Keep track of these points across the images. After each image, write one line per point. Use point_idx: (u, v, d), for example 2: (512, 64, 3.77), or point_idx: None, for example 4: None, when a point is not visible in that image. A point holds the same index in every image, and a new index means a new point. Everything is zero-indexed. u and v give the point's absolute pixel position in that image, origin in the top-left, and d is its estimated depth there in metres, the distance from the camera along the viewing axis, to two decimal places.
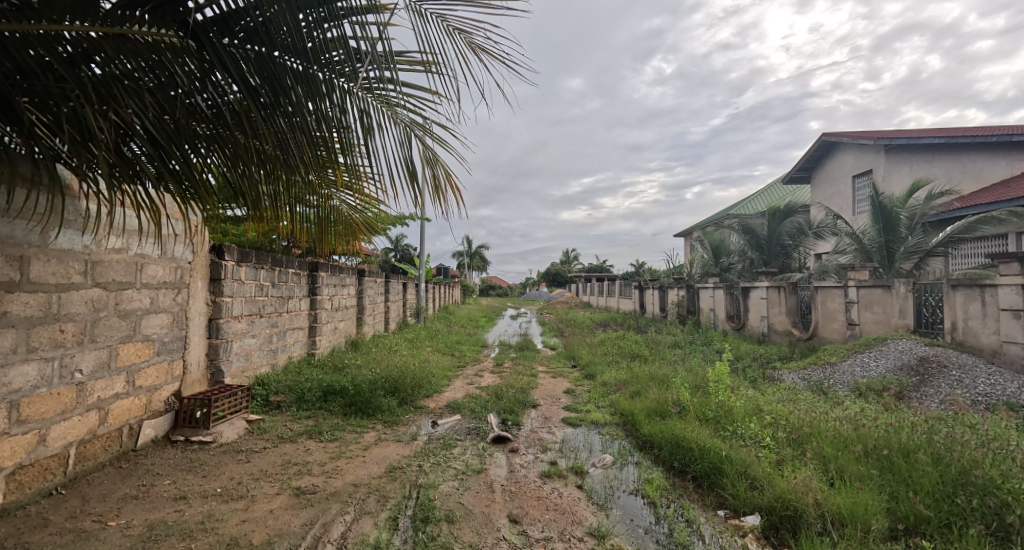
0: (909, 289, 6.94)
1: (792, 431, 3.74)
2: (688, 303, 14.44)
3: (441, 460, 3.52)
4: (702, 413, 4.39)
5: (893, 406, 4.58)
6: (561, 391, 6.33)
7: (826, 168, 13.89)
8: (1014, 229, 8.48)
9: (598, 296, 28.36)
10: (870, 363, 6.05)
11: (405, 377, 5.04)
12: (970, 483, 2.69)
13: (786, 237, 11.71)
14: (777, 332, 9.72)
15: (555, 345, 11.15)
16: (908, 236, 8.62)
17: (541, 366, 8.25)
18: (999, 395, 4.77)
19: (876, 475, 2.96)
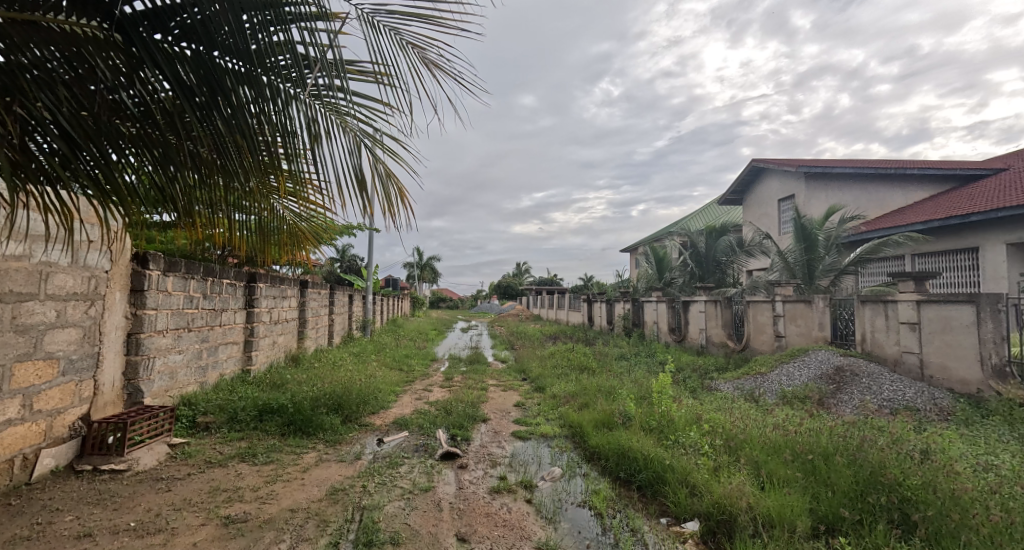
0: (826, 304, 7.51)
1: (727, 440, 3.92)
2: (634, 316, 14.91)
3: (387, 480, 3.42)
4: (649, 424, 4.54)
5: (815, 412, 4.96)
6: (512, 405, 6.35)
7: (756, 191, 14.86)
8: (911, 251, 9.93)
9: (548, 309, 28.77)
10: (794, 373, 6.49)
11: (350, 394, 4.88)
12: (879, 482, 2.92)
13: (721, 254, 12.46)
14: (714, 344, 10.24)
15: (507, 358, 11.16)
16: (825, 255, 9.40)
17: (492, 379, 8.25)
18: (901, 400, 5.25)
19: (801, 479, 3.16)
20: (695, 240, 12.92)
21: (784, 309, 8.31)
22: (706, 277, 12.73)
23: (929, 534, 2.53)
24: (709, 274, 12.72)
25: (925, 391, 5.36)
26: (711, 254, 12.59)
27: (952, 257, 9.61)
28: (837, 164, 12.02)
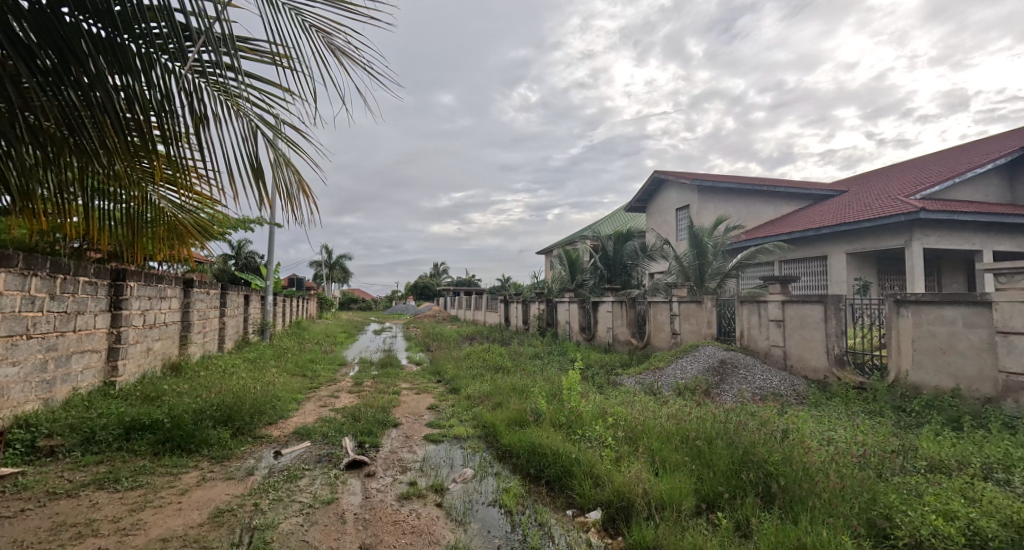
0: (713, 303, 8.25)
1: (627, 430, 4.14)
2: (548, 316, 15.32)
3: (283, 495, 3.15)
4: (558, 420, 4.67)
5: (702, 401, 5.44)
6: (425, 408, 6.21)
7: (657, 200, 15.98)
8: (778, 259, 11.81)
9: (466, 310, 28.68)
10: (687, 366, 7.04)
11: (241, 404, 4.46)
12: (749, 460, 3.27)
13: (627, 259, 13.24)
14: (620, 342, 10.80)
15: (421, 360, 10.90)
16: (713, 260, 10.31)
17: (404, 382, 8.01)
18: (769, 387, 5.95)
19: (689, 462, 3.42)
20: (604, 244, 13.49)
21: (679, 308, 9.05)
22: (614, 279, 13.36)
23: (785, 503, 2.90)
24: (616, 276, 13.36)
25: (785, 379, 6.10)
26: (618, 259, 13.31)
27: (811, 263, 11.43)
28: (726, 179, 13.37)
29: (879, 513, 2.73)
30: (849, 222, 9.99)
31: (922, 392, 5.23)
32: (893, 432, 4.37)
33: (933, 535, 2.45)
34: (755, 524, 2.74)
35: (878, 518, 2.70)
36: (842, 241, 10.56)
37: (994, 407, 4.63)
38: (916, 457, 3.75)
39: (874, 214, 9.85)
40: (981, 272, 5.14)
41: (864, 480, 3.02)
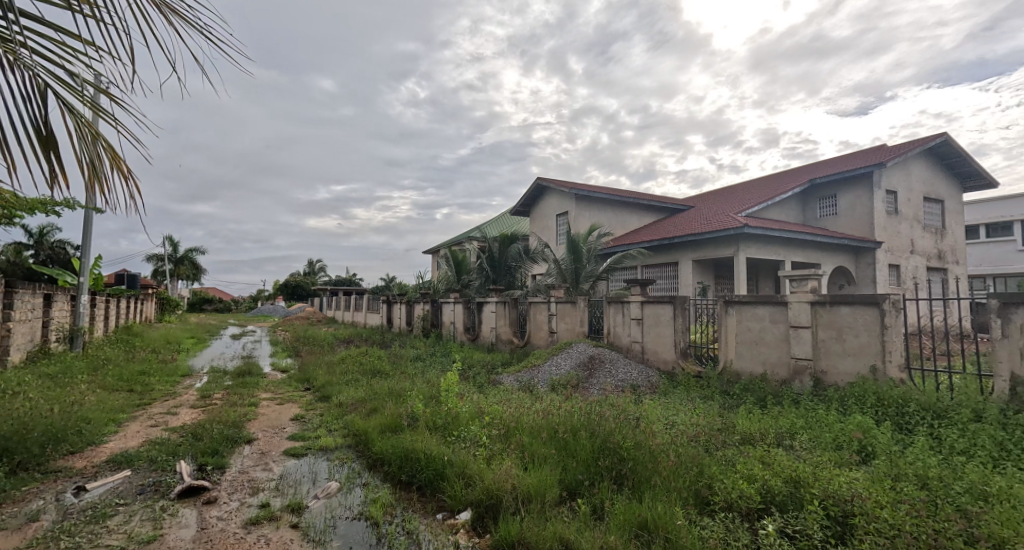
0: (586, 303, 8.89)
1: (503, 425, 4.35)
2: (432, 317, 15.19)
3: (86, 540, 2.67)
4: (433, 422, 4.65)
5: (570, 395, 5.83)
6: (288, 419, 5.73)
7: (539, 206, 16.70)
8: (641, 263, 13.15)
9: (344, 311, 27.12)
10: (560, 363, 7.51)
11: (26, 433, 3.67)
12: (607, 448, 3.79)
13: (512, 260, 13.53)
14: (502, 341, 11.06)
15: (287, 367, 10.00)
16: (588, 264, 11.08)
17: (266, 393, 7.29)
18: (627, 379, 6.86)
19: (555, 454, 3.77)
20: (490, 246, 13.60)
21: (556, 308, 9.62)
22: (499, 280, 13.59)
23: (633, 484, 3.43)
24: (501, 277, 13.60)
25: (641, 371, 7.05)
26: (503, 259, 13.49)
27: (666, 269, 12.80)
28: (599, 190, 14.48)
29: (704, 483, 3.38)
30: (693, 234, 11.44)
31: (741, 377, 6.53)
32: (720, 414, 5.18)
33: (742, 498, 3.15)
34: (609, 505, 3.18)
35: (703, 488, 3.33)
36: (688, 250, 12.07)
37: (786, 386, 6.04)
38: (732, 433, 4.56)
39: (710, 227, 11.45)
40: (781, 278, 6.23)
41: (695, 457, 3.69)
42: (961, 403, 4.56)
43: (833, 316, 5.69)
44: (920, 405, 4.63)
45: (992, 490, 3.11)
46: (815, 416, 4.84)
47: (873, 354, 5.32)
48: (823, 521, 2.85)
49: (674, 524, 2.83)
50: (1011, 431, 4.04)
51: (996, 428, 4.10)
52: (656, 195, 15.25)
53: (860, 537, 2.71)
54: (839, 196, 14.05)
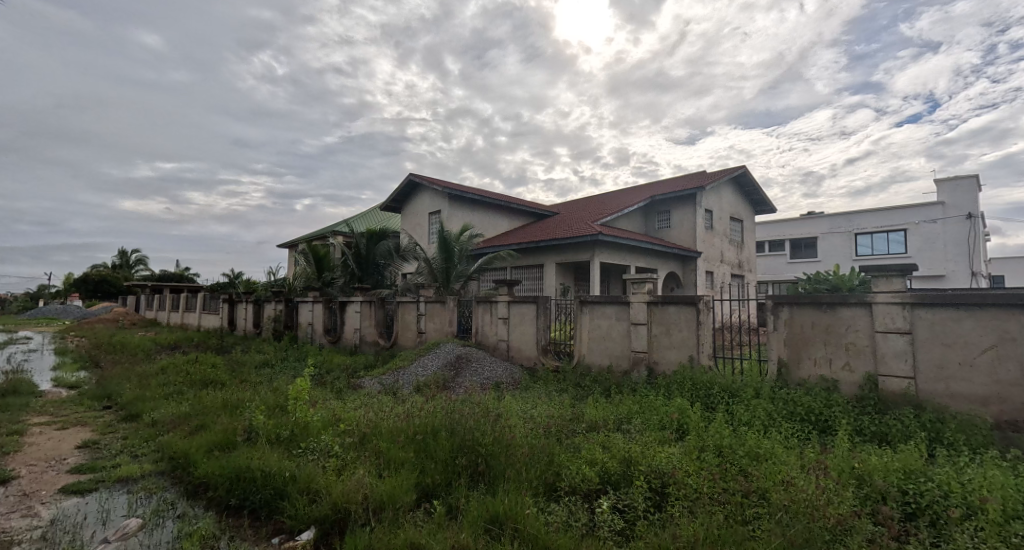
0: (455, 303, 8.99)
1: (366, 429, 4.21)
2: (285, 318, 13.78)
3: None
4: (274, 436, 4.17)
5: (435, 396, 5.75)
6: (73, 448, 4.59)
7: (411, 203, 16.17)
8: (511, 264, 13.57)
9: (170, 312, 23.20)
10: (426, 364, 7.65)
11: None
12: (466, 446, 3.76)
13: (380, 258, 12.77)
14: (367, 343, 10.64)
15: (79, 381, 8.10)
16: (458, 264, 11.04)
17: (45, 416, 5.83)
18: (493, 375, 7.19)
19: (412, 458, 3.67)
20: (357, 241, 12.67)
21: (426, 308, 9.64)
22: (365, 279, 12.75)
23: (488, 478, 3.47)
24: (368, 275, 12.78)
25: (506, 368, 7.50)
26: (371, 256, 12.71)
27: (531, 270, 13.32)
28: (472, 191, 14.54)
29: (552, 471, 3.58)
30: (552, 238, 12.19)
31: (592, 369, 7.07)
32: (570, 405, 5.49)
33: (584, 482, 3.45)
34: (464, 503, 3.16)
35: (552, 476, 3.53)
36: (551, 253, 12.74)
37: (626, 375, 6.66)
38: (580, 422, 4.87)
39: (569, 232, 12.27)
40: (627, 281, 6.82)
41: (547, 447, 3.88)
42: (747, 383, 5.50)
43: (663, 314, 6.44)
44: (722, 387, 5.46)
45: (762, 452, 3.84)
46: (646, 402, 5.41)
47: (691, 345, 6.13)
48: (646, 493, 3.29)
49: (523, 513, 2.88)
50: (778, 405, 4.97)
51: (766, 401, 5.01)
52: (525, 199, 15.79)
53: (673, 502, 3.20)
54: (671, 212, 16.15)
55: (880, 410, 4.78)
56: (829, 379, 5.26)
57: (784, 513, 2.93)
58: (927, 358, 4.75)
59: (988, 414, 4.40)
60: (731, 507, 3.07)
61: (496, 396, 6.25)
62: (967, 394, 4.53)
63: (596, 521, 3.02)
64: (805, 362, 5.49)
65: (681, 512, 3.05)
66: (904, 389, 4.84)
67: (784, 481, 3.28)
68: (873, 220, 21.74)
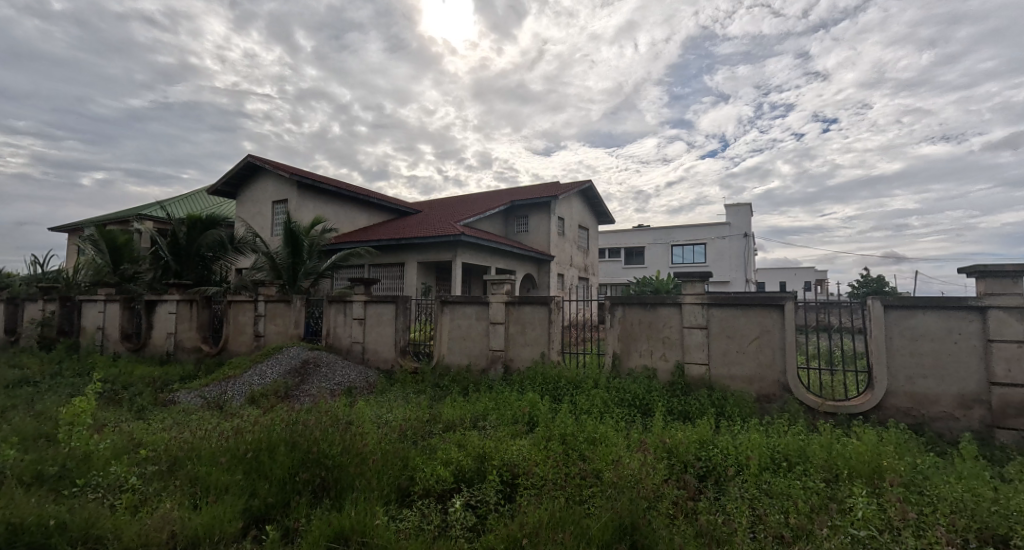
0: (302, 304, 8.64)
1: (182, 453, 3.84)
2: (61, 322, 11.93)
3: None
4: (29, 475, 3.30)
5: (274, 409, 5.36)
6: None
7: (250, 189, 14.49)
8: (369, 262, 13.07)
9: None
10: (266, 371, 7.26)
11: None
12: (309, 459, 3.59)
13: (206, 249, 11.09)
14: (184, 349, 9.94)
15: None
16: (308, 259, 9.71)
17: None
18: (346, 381, 6.97)
19: (240, 481, 3.38)
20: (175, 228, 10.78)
21: (264, 309, 9.21)
22: (184, 273, 10.97)
23: (335, 493, 3.35)
24: (188, 268, 11.01)
25: (361, 371, 7.35)
26: (194, 248, 10.98)
27: (390, 268, 12.99)
28: (324, 180, 13.57)
29: (406, 476, 3.62)
30: (413, 237, 12.01)
31: (451, 369, 7.16)
32: (427, 407, 5.51)
33: (438, 483, 3.56)
34: (306, 523, 3.04)
35: (405, 480, 3.58)
36: (414, 251, 12.53)
37: (484, 373, 6.91)
38: (436, 422, 4.93)
39: (431, 230, 12.22)
40: (488, 280, 7.03)
41: (401, 451, 3.90)
42: (588, 376, 6.07)
43: (519, 313, 6.81)
44: (568, 380, 6.01)
45: (597, 435, 4.36)
46: (502, 398, 5.68)
47: (543, 343, 6.58)
48: (498, 487, 3.53)
49: (373, 523, 2.93)
50: (612, 392, 5.66)
51: (603, 390, 5.67)
52: (384, 193, 15.29)
53: (522, 492, 3.48)
54: (529, 217, 17.06)
55: (685, 392, 5.77)
56: (650, 368, 6.12)
57: (612, 488, 3.37)
58: (718, 349, 5.80)
59: (753, 390, 5.56)
60: (571, 489, 3.43)
61: (348, 402, 6.05)
62: (742, 375, 5.63)
63: (449, 521, 3.14)
64: (634, 353, 6.31)
65: (528, 499, 3.32)
66: (702, 374, 5.85)
67: (615, 460, 3.78)
68: (686, 233, 25.66)
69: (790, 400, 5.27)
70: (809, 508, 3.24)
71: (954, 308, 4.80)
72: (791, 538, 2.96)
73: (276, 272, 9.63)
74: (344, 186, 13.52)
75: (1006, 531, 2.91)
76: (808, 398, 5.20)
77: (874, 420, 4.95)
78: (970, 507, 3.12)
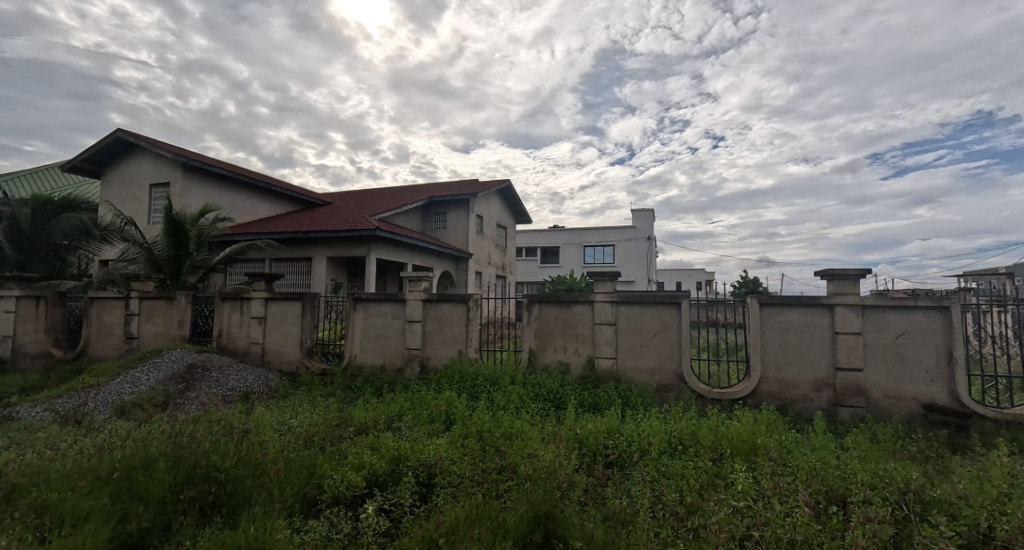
0: (188, 301, 8.10)
1: (20, 473, 3.34)
2: None
3: None
4: None
5: (151, 420, 5.02)
6: None
7: (123, 168, 13.03)
8: (269, 256, 12.40)
9: None
10: (140, 379, 6.72)
11: None
12: (196, 474, 3.45)
13: (60, 237, 9.89)
14: (26, 355, 8.95)
15: None
16: (194, 252, 9.53)
17: None
18: (241, 387, 6.65)
19: (106, 505, 3.10)
20: (15, 211, 9.59)
21: (139, 308, 8.43)
22: (29, 264, 9.78)
23: (230, 509, 3.32)
24: (35, 259, 9.83)
25: (258, 373, 7.07)
26: (42, 235, 9.78)
27: (295, 264, 12.40)
28: (216, 164, 12.58)
29: (314, 484, 3.63)
30: (321, 230, 11.55)
31: (364, 369, 7.10)
32: (336, 410, 5.44)
33: (348, 489, 3.60)
34: (192, 545, 2.97)
35: (311, 489, 3.59)
36: (324, 246, 12.04)
37: (400, 373, 6.92)
38: (348, 426, 4.91)
39: (341, 225, 11.85)
40: (405, 278, 7.07)
41: (306, 459, 3.87)
42: (506, 371, 6.39)
43: (437, 311, 6.91)
44: (485, 377, 6.24)
45: (513, 429, 4.63)
46: (418, 398, 5.77)
47: (461, 341, 6.74)
48: (413, 488, 3.65)
49: (273, 538, 2.93)
50: (528, 388, 5.98)
51: (520, 386, 5.96)
52: (288, 181, 14.51)
53: (438, 492, 3.64)
54: (447, 214, 17.10)
55: (595, 385, 6.23)
56: (566, 364, 6.52)
57: (527, 482, 3.63)
58: (625, 343, 6.34)
59: (654, 381, 6.14)
60: (487, 485, 3.64)
61: (246, 409, 5.78)
62: (645, 367, 6.21)
63: (360, 528, 3.20)
64: (549, 349, 6.66)
65: (444, 499, 3.49)
66: (610, 367, 6.34)
67: (529, 453, 4.05)
68: (595, 235, 27.19)
69: (684, 389, 5.93)
70: (698, 486, 3.73)
71: (813, 305, 5.67)
72: (685, 513, 3.38)
73: (155, 265, 9.26)
74: (240, 173, 12.66)
75: (844, 490, 3.57)
76: (699, 387, 5.89)
77: (751, 403, 5.72)
78: (820, 473, 3.77)
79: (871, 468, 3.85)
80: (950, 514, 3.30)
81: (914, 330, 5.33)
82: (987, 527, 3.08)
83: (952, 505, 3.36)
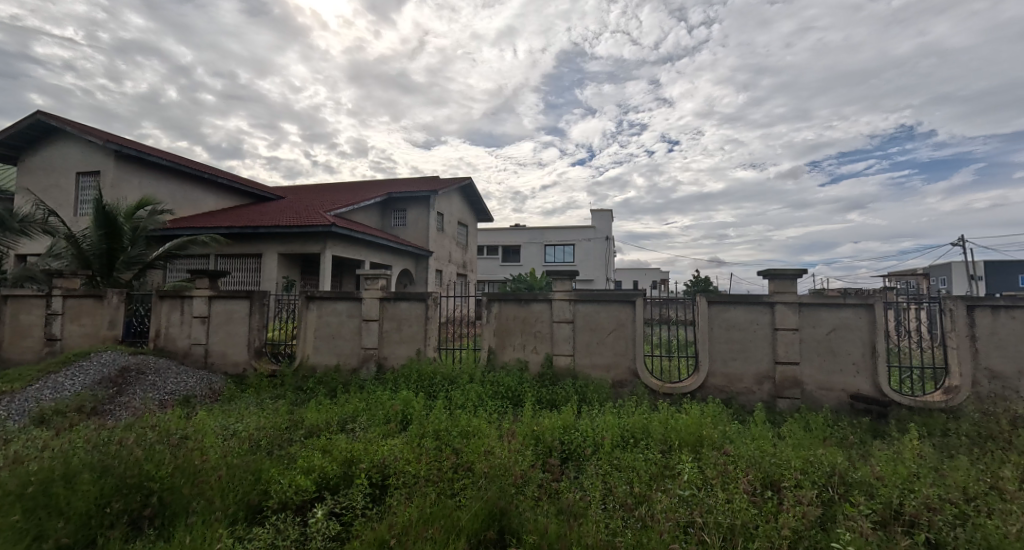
0: (121, 300, 7.63)
1: None
2: None
3: None
4: None
5: (74, 428, 4.70)
6: None
7: (46, 154, 12.07)
8: (214, 252, 11.83)
9: None
10: (64, 384, 6.27)
11: None
12: (125, 484, 3.26)
13: None
14: None
15: None
16: (128, 247, 8.95)
17: None
18: (179, 391, 6.32)
19: (19, 522, 2.87)
20: None
21: (64, 307, 7.85)
22: None
23: (163, 522, 3.18)
24: None
25: (201, 376, 6.75)
26: None
27: (242, 261, 11.88)
28: (153, 153, 11.85)
29: (259, 490, 3.52)
30: (271, 226, 11.11)
31: (317, 370, 6.90)
32: (285, 413, 5.26)
33: (296, 494, 3.50)
34: None
35: (256, 496, 3.47)
36: (273, 242, 11.59)
37: (355, 373, 6.78)
38: (298, 429, 4.78)
39: (292, 221, 11.44)
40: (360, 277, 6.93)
41: (250, 464, 3.73)
42: (463, 369, 6.38)
43: (395, 310, 6.81)
44: (443, 376, 6.21)
45: (470, 428, 4.64)
46: (374, 398, 5.68)
47: (419, 340, 6.67)
48: (365, 490, 3.59)
49: None
50: (486, 386, 5.99)
51: (478, 385, 5.96)
52: (234, 174, 13.86)
53: (391, 492, 3.60)
54: (406, 211, 16.84)
55: (553, 382, 6.31)
56: (524, 361, 6.58)
57: (482, 478, 3.64)
58: (582, 340, 6.46)
59: (609, 377, 6.30)
60: (442, 484, 3.63)
61: (185, 415, 5.49)
62: (600, 363, 6.35)
63: (308, 533, 3.11)
64: (508, 347, 6.69)
65: (397, 499, 3.45)
66: (567, 364, 6.44)
67: (485, 451, 4.06)
68: (556, 235, 27.52)
69: (637, 385, 6.12)
70: (648, 477, 3.86)
71: (755, 303, 5.98)
72: (633, 503, 3.49)
73: (83, 261, 8.63)
74: (180, 163, 12.00)
75: (778, 476, 3.79)
76: (652, 383, 6.10)
77: (699, 397, 5.97)
78: (758, 460, 3.98)
79: (803, 454, 4.10)
80: (868, 494, 3.58)
81: (844, 326, 5.71)
82: (899, 505, 3.36)
83: (871, 485, 3.63)
